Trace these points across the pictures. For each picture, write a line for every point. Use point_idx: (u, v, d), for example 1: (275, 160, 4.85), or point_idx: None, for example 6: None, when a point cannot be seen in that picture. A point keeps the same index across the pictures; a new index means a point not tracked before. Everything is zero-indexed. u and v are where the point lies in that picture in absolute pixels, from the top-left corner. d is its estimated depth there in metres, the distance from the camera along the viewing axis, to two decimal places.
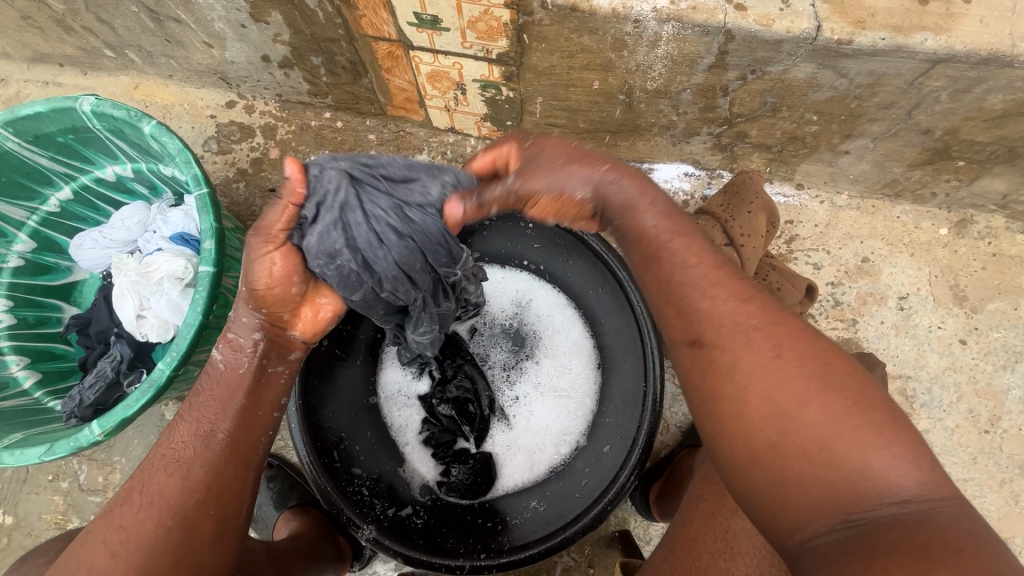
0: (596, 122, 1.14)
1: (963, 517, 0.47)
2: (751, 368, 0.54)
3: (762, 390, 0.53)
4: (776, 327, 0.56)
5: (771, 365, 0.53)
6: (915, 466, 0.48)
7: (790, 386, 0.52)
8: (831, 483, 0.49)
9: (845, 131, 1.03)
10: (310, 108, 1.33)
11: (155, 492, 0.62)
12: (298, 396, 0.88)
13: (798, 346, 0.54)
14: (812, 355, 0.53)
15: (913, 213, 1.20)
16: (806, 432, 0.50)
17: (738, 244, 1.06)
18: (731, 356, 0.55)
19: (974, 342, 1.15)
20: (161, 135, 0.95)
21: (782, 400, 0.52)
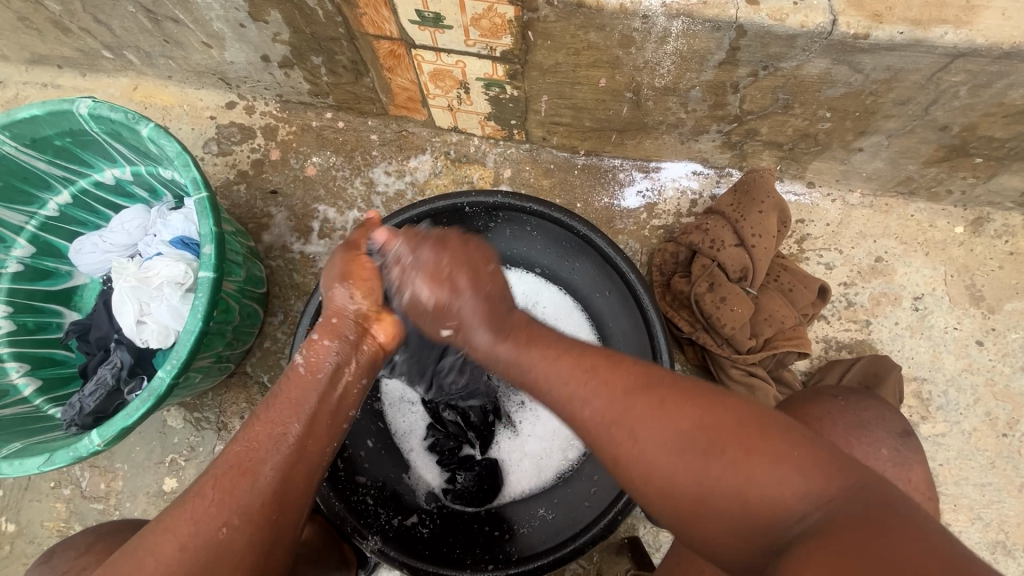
0: (602, 121, 1.12)
1: (858, 508, 0.45)
2: (625, 445, 0.55)
3: (640, 464, 0.54)
4: (624, 403, 0.56)
5: (632, 440, 0.55)
6: (791, 478, 0.48)
7: (653, 455, 0.53)
8: (730, 523, 0.50)
9: (858, 128, 1.00)
10: (311, 109, 1.31)
11: (223, 484, 0.59)
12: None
13: (645, 405, 0.55)
14: (662, 412, 0.54)
15: (928, 211, 1.17)
16: (689, 492, 0.51)
17: (750, 245, 1.03)
18: (610, 447, 0.56)
19: (991, 343, 1.12)
20: (159, 137, 0.93)
21: (653, 470, 0.53)
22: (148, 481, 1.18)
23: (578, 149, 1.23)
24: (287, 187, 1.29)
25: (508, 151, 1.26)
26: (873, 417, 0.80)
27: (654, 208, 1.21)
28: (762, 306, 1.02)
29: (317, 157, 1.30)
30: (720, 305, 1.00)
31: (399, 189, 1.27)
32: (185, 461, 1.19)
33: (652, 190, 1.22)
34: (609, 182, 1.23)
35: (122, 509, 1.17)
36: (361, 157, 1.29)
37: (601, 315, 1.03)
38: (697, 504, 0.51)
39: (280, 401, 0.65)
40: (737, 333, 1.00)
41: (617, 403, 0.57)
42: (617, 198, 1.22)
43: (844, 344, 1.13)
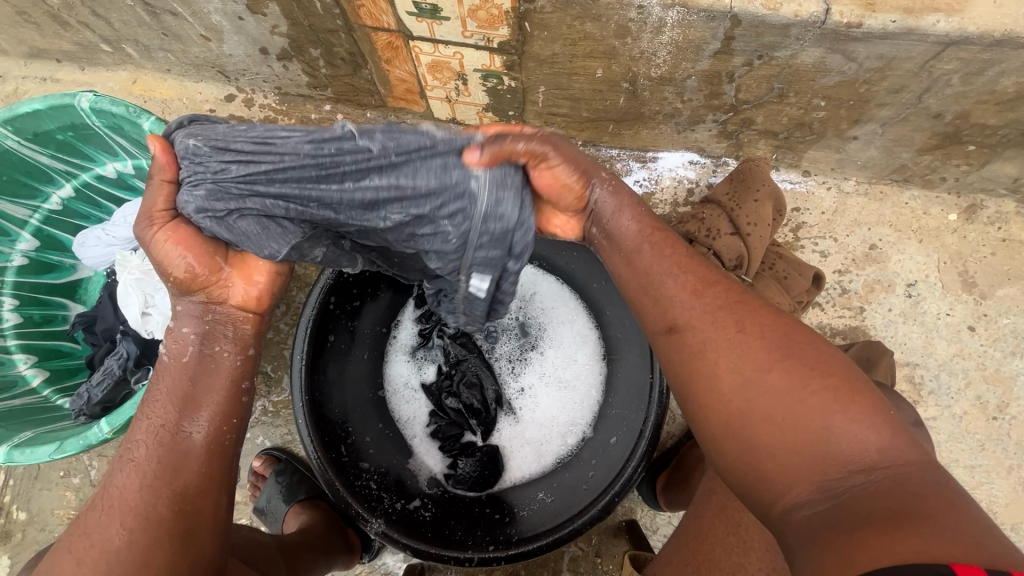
0: (599, 111, 1.12)
1: (925, 478, 0.48)
2: (719, 350, 0.58)
3: (719, 376, 0.57)
4: (736, 309, 0.60)
5: (735, 335, 0.58)
6: (875, 430, 0.50)
7: (751, 356, 0.56)
8: (798, 448, 0.51)
9: (853, 116, 1.01)
10: (310, 101, 1.31)
11: (126, 488, 0.61)
12: (301, 390, 0.87)
13: (756, 321, 0.59)
14: (768, 331, 0.58)
15: (922, 198, 1.18)
16: (770, 403, 0.53)
17: (745, 233, 1.05)
18: (691, 349, 0.60)
19: (983, 329, 1.14)
20: (161, 131, 0.94)
21: (731, 382, 0.56)
22: None
23: (575, 139, 1.24)
24: None
25: None
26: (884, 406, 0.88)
27: (651, 197, 1.22)
28: (756, 293, 1.04)
29: None
30: None
31: None
32: None
33: (649, 179, 1.23)
34: (607, 172, 1.24)
35: None
36: None
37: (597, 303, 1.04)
38: (765, 426, 0.53)
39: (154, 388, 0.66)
40: None
41: (723, 321, 0.60)
42: None
43: (838, 331, 1.15)
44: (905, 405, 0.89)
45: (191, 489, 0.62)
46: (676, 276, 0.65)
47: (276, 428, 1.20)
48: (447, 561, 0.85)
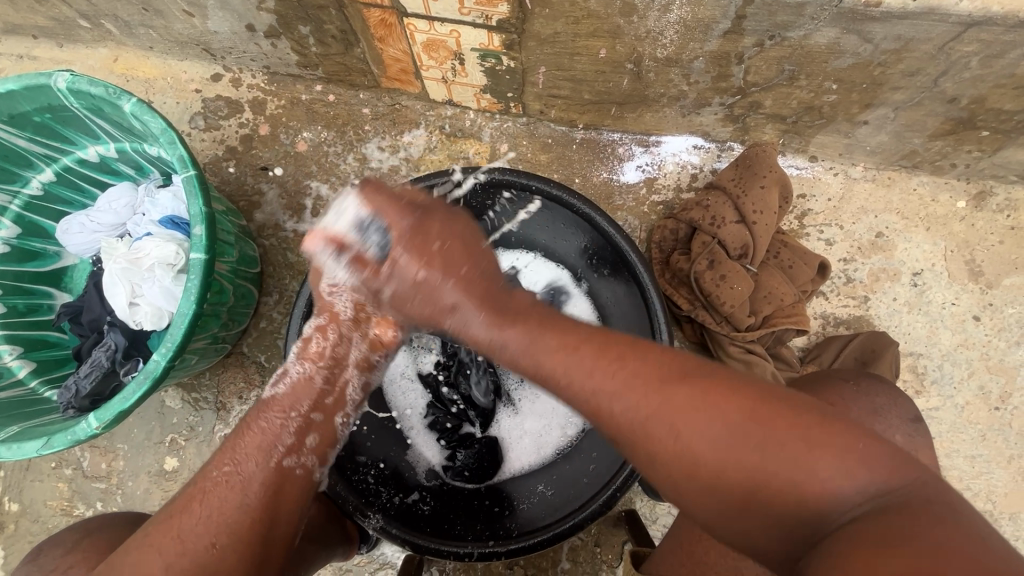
0: (601, 93, 1.08)
1: (918, 501, 0.44)
2: (676, 433, 0.51)
3: (679, 445, 0.51)
4: (662, 397, 0.53)
5: (672, 435, 0.51)
6: (847, 474, 0.46)
7: (699, 449, 0.50)
8: (780, 518, 0.48)
9: (865, 100, 0.97)
10: (300, 80, 1.26)
11: (211, 497, 0.60)
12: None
13: (685, 404, 0.52)
14: (707, 407, 0.51)
15: (930, 185, 1.15)
16: (737, 483, 0.49)
17: (751, 221, 1.02)
18: (636, 433, 0.53)
19: (988, 318, 1.12)
20: (143, 114, 0.90)
21: (693, 455, 0.50)
22: (149, 461, 1.19)
23: (576, 122, 1.20)
24: (278, 163, 1.26)
25: (505, 124, 1.23)
26: (886, 402, 0.80)
27: (654, 183, 1.19)
28: (761, 283, 1.01)
29: (308, 132, 1.26)
30: (720, 284, 0.99)
31: (392, 165, 1.24)
32: (186, 440, 1.19)
33: (652, 164, 1.20)
34: (608, 157, 1.20)
35: (125, 488, 1.18)
36: (353, 131, 1.25)
37: (597, 290, 1.03)
38: (735, 486, 0.49)
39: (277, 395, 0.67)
40: (735, 311, 0.99)
41: (670, 395, 0.52)
42: (616, 172, 1.20)
43: (842, 320, 1.14)
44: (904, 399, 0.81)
45: (269, 521, 0.61)
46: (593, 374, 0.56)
47: None
48: (445, 556, 0.84)
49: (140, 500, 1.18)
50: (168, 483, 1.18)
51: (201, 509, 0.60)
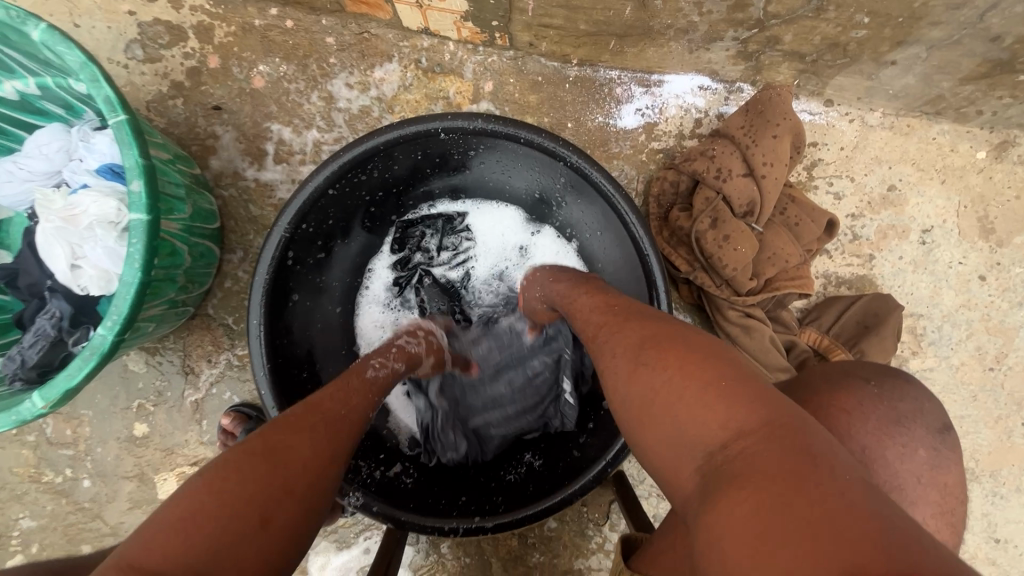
0: (600, 23, 0.95)
1: (785, 445, 0.45)
2: (630, 378, 0.58)
3: (615, 370, 0.61)
4: (618, 330, 0.65)
5: (615, 358, 0.62)
6: (730, 409, 0.49)
7: (623, 365, 0.60)
8: (673, 438, 0.52)
9: (897, 36, 0.86)
10: (252, 2, 1.09)
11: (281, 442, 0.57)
12: (263, 357, 0.77)
13: (636, 334, 0.61)
14: (642, 337, 0.61)
15: (951, 133, 1.06)
16: (644, 400, 0.56)
17: (759, 175, 0.93)
18: (601, 361, 0.64)
19: (993, 278, 1.08)
20: (55, 42, 0.75)
21: (645, 404, 0.56)
22: (117, 427, 1.13)
23: (570, 57, 1.06)
24: (232, 102, 1.11)
25: (489, 59, 1.08)
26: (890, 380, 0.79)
27: (654, 129, 1.08)
28: (766, 244, 0.94)
29: (264, 66, 1.11)
30: (723, 245, 0.91)
31: (363, 105, 1.10)
32: (154, 406, 1.13)
33: (652, 107, 1.08)
34: (604, 98, 1.08)
35: (95, 455, 1.13)
36: (317, 65, 1.10)
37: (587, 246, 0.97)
38: (646, 411, 0.56)
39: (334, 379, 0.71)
40: (737, 275, 0.92)
41: (638, 352, 0.59)
42: (613, 116, 1.08)
43: (844, 280, 1.08)
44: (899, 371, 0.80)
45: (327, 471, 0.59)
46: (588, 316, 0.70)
47: (245, 383, 1.13)
48: (429, 532, 0.80)
49: (111, 466, 1.13)
50: (140, 450, 1.13)
51: (256, 464, 0.54)
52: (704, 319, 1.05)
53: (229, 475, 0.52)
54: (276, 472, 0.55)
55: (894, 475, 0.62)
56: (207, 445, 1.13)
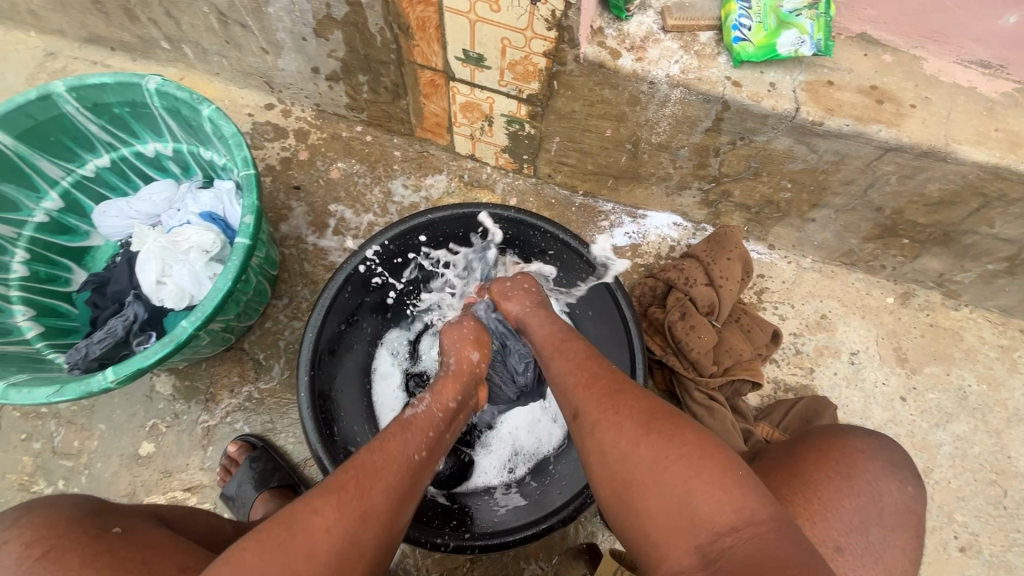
0: (602, 166, 1.29)
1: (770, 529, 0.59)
2: (604, 429, 0.70)
3: (599, 444, 0.70)
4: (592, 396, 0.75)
5: (607, 420, 0.71)
6: (725, 492, 0.61)
7: (621, 442, 0.68)
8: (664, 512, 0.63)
9: (812, 200, 1.20)
10: (344, 120, 1.44)
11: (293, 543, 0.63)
12: (309, 366, 0.99)
13: (625, 407, 0.71)
14: (635, 414, 0.70)
15: (866, 281, 1.37)
16: (638, 467, 0.66)
17: (718, 284, 1.19)
18: (586, 420, 0.73)
19: (912, 400, 1.29)
20: (219, 118, 1.05)
21: (613, 439, 0.69)
22: (124, 444, 1.19)
23: (577, 189, 1.39)
24: (310, 185, 1.40)
25: (516, 182, 1.42)
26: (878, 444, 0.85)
27: (638, 248, 1.37)
28: (724, 338, 1.18)
29: (342, 163, 1.42)
30: (690, 332, 1.15)
31: (413, 201, 1.40)
32: (166, 427, 1.21)
33: (637, 233, 1.38)
34: (601, 221, 1.39)
35: (92, 469, 1.18)
36: (383, 168, 1.42)
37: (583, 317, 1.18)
38: (635, 479, 0.66)
39: (379, 447, 0.76)
40: (702, 358, 1.15)
41: (600, 398, 0.74)
42: (606, 234, 1.38)
43: (791, 387, 1.28)
44: (888, 442, 0.85)
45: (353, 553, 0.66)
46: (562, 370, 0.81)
47: (258, 417, 1.22)
48: (422, 543, 0.90)
49: (106, 483, 1.17)
50: (140, 469, 1.18)
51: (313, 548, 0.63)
52: (670, 403, 1.24)
53: (275, 555, 0.62)
54: (339, 549, 0.64)
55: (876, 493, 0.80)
56: (206, 471, 1.19)
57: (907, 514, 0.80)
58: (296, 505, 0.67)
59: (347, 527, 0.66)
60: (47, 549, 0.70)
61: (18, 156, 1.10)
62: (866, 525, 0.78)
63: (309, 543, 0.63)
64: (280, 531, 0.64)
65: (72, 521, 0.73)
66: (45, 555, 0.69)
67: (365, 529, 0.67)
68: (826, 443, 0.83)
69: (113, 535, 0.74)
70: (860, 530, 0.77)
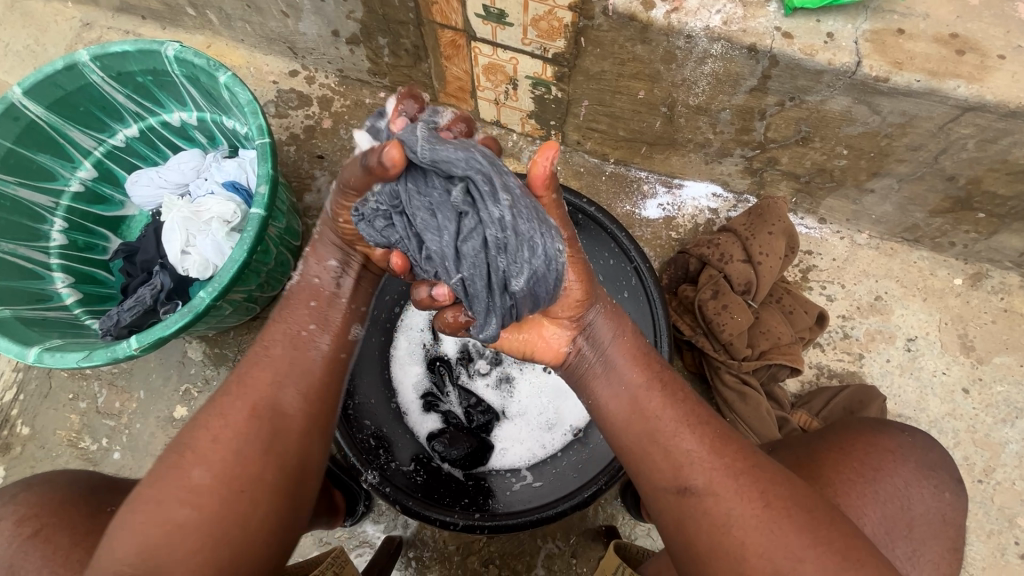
0: (635, 132, 1.19)
1: None
2: (748, 518, 0.61)
3: (738, 543, 0.61)
4: (729, 462, 0.65)
5: (761, 509, 0.61)
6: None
7: (782, 536, 0.60)
8: None
9: (872, 168, 1.08)
10: (367, 86, 1.40)
11: (185, 480, 0.65)
12: None
13: (777, 490, 0.63)
14: (791, 507, 0.62)
15: (930, 260, 1.23)
16: (797, 568, 0.58)
17: (756, 261, 1.10)
18: (709, 499, 0.63)
19: (976, 392, 1.17)
20: (235, 85, 1.03)
21: (782, 550, 0.59)
22: (161, 406, 1.25)
23: (608, 157, 1.30)
24: (333, 154, 1.38)
25: None
26: (933, 456, 0.78)
27: (672, 221, 1.28)
28: (761, 320, 1.10)
29: None
30: (721, 312, 1.07)
31: None
32: (198, 392, 1.25)
33: (672, 204, 1.29)
34: (633, 192, 1.30)
35: (133, 429, 1.24)
36: None
37: None
38: None
39: (252, 361, 0.73)
40: (734, 340, 1.07)
41: (737, 476, 0.64)
42: (639, 206, 1.29)
43: (836, 373, 1.18)
44: (924, 440, 0.79)
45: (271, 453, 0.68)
46: (688, 431, 0.67)
47: None
48: (431, 521, 0.92)
49: (144, 443, 1.24)
50: (175, 430, 1.24)
51: (176, 492, 0.64)
52: (701, 387, 1.18)
53: (173, 480, 0.65)
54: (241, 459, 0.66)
55: (914, 507, 0.74)
56: None
57: (940, 524, 0.75)
58: (187, 432, 0.69)
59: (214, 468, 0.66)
60: (38, 528, 0.73)
61: (51, 127, 1.13)
62: (892, 537, 0.73)
63: (207, 487, 0.64)
64: (166, 466, 0.66)
65: (68, 498, 0.76)
66: (38, 533, 0.73)
67: (236, 426, 0.68)
68: (845, 444, 0.76)
69: (108, 513, 0.76)
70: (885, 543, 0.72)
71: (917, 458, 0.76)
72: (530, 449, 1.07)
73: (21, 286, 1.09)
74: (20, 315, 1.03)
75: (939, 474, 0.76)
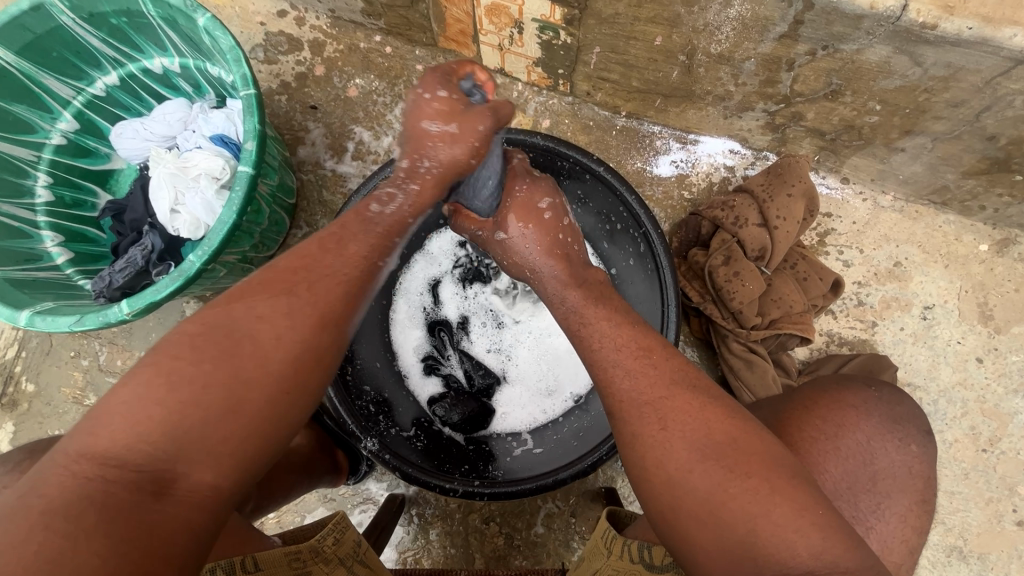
0: (650, 83, 1.11)
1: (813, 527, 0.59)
2: (657, 440, 0.64)
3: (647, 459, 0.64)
4: (659, 394, 0.66)
5: (659, 430, 0.64)
6: (795, 526, 0.58)
7: (675, 451, 0.62)
8: (722, 539, 0.59)
9: (905, 126, 1.00)
10: (361, 29, 1.29)
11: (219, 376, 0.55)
12: None
13: (688, 416, 0.64)
14: (695, 425, 0.63)
15: (956, 224, 1.16)
16: (696, 491, 0.61)
17: (773, 226, 1.05)
18: (631, 424, 0.66)
19: (990, 362, 1.14)
20: (215, 29, 0.94)
21: (676, 465, 0.62)
22: None
23: (620, 109, 1.22)
24: (326, 105, 1.30)
25: (551, 101, 1.25)
26: (907, 413, 0.78)
27: (685, 179, 1.21)
28: (773, 287, 1.05)
29: (360, 80, 1.30)
30: (732, 279, 1.03)
31: None
32: None
33: (686, 161, 1.22)
34: (645, 147, 1.22)
35: None
36: (403, 85, 1.29)
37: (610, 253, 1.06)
38: (700, 503, 0.60)
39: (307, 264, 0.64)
40: (744, 308, 1.04)
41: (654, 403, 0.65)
42: (650, 163, 1.22)
43: (846, 341, 1.15)
44: (909, 403, 0.79)
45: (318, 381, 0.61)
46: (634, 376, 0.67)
47: None
48: (432, 487, 0.90)
49: None
50: None
51: (213, 391, 0.54)
52: (705, 353, 1.15)
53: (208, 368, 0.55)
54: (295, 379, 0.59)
55: (891, 463, 0.75)
56: None
57: (909, 478, 0.75)
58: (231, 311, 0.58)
59: (221, 367, 0.55)
60: None
61: (24, 75, 1.06)
62: (855, 493, 0.74)
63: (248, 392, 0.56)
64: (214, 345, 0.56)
65: None
66: None
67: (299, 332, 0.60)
68: (812, 399, 0.76)
69: None
70: (848, 501, 0.73)
71: (883, 410, 0.76)
72: (530, 416, 1.07)
73: (9, 245, 1.06)
74: (9, 276, 1.00)
75: (909, 429, 0.77)
